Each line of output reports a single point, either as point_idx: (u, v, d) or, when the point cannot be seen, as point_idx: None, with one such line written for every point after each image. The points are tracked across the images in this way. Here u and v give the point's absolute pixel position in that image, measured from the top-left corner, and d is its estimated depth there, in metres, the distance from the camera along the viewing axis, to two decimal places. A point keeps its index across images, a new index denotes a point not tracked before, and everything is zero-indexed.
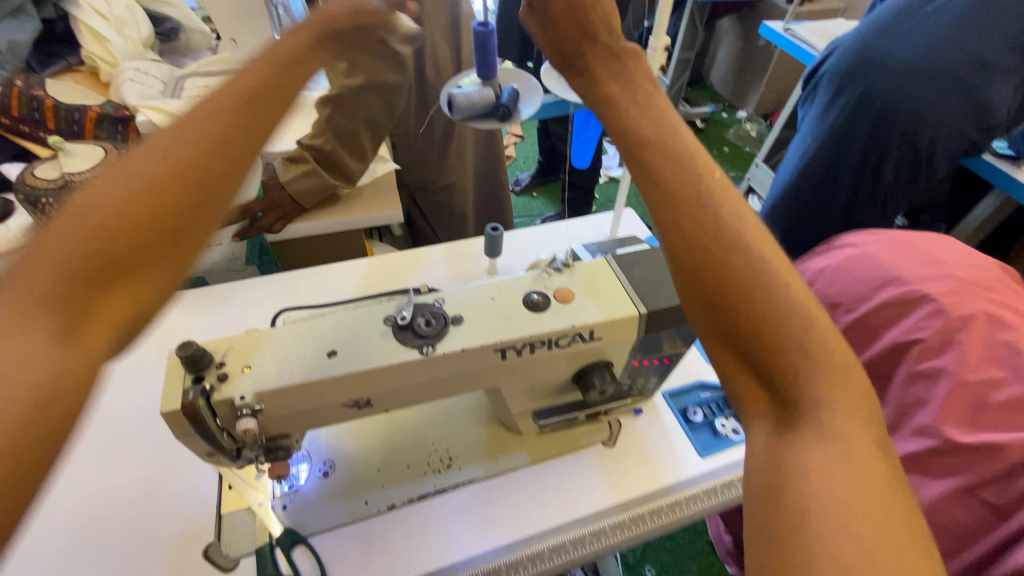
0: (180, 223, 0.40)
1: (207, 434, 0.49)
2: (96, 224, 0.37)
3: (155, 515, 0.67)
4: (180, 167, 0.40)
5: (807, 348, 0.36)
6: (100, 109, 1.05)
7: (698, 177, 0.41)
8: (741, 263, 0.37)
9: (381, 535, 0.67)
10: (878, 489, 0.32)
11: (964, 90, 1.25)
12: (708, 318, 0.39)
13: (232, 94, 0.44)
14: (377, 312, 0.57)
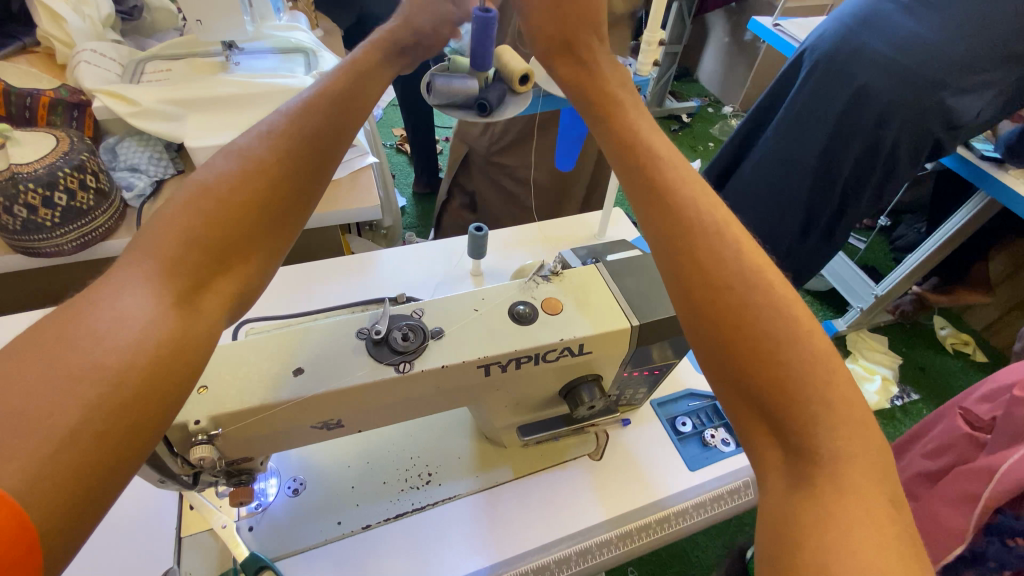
0: (274, 220, 0.41)
1: (156, 462, 0.44)
2: (211, 211, 0.38)
3: (109, 538, 0.62)
4: (284, 166, 0.42)
5: (830, 403, 0.34)
6: (56, 93, 0.97)
7: (707, 217, 0.40)
8: (753, 307, 0.36)
9: (353, 558, 0.63)
10: (897, 553, 0.29)
11: (933, 95, 1.14)
12: (716, 356, 0.37)
13: (308, 115, 0.46)
14: (350, 325, 0.52)
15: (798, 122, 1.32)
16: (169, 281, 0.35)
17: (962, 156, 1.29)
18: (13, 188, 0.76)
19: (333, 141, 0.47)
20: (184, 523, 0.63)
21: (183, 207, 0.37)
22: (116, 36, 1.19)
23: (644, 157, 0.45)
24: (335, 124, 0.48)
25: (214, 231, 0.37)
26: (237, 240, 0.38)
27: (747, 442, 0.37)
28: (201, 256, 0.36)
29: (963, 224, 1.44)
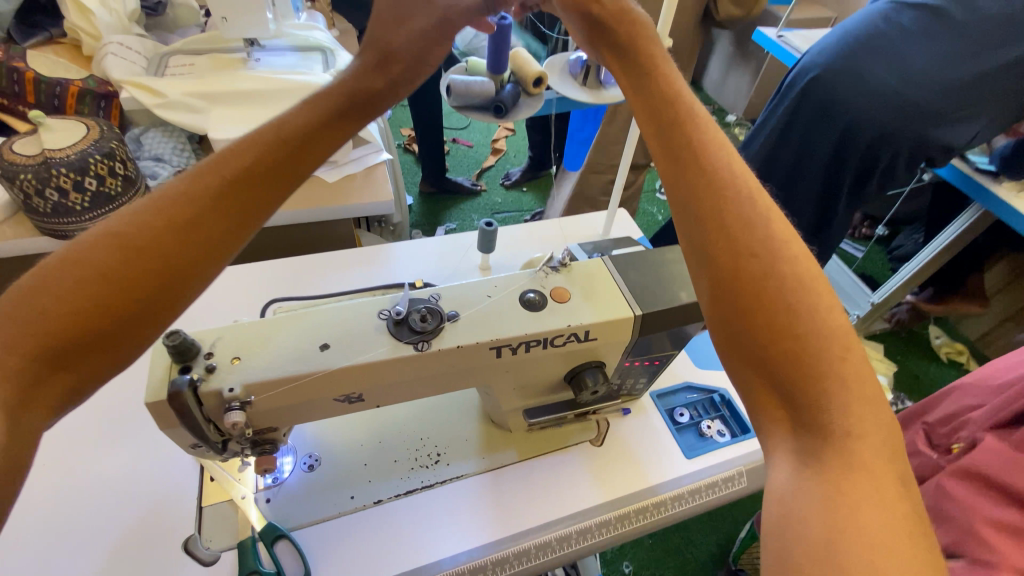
0: (190, 264, 0.43)
1: (192, 426, 0.48)
2: (67, 304, 0.38)
3: (132, 506, 0.65)
4: (169, 252, 0.41)
5: (843, 375, 0.37)
6: (83, 82, 1.02)
7: (744, 198, 0.43)
8: (776, 284, 0.39)
9: (365, 530, 0.66)
10: (887, 522, 0.33)
11: (921, 126, 1.18)
12: (735, 328, 0.40)
13: (256, 151, 0.48)
14: (373, 306, 0.56)
15: (788, 133, 1.32)
16: (7, 386, 0.37)
17: (958, 169, 1.32)
18: (47, 172, 0.80)
19: (247, 214, 0.46)
20: (204, 493, 0.66)
21: (26, 301, 0.38)
22: (140, 30, 1.22)
23: (682, 138, 0.46)
24: (253, 195, 0.46)
25: (64, 332, 0.38)
26: (98, 337, 0.39)
27: (756, 409, 0.40)
28: (40, 356, 0.38)
29: (959, 234, 1.47)
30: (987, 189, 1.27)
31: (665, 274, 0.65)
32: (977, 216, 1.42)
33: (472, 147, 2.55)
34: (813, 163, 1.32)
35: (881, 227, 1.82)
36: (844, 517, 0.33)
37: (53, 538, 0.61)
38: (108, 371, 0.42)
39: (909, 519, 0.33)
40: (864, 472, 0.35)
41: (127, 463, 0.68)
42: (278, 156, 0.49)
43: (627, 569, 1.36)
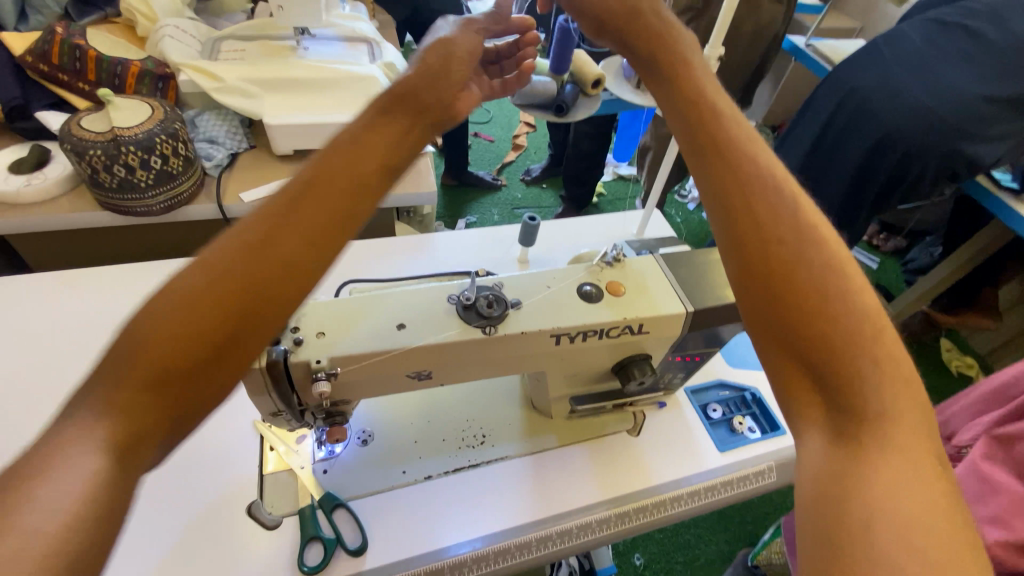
0: (281, 297, 0.39)
1: (280, 393, 0.51)
2: (161, 331, 0.36)
3: (195, 470, 0.68)
4: (250, 276, 0.38)
5: (874, 357, 0.39)
6: (143, 63, 1.06)
7: (780, 191, 0.45)
8: (807, 270, 0.41)
9: (417, 503, 0.69)
10: (928, 504, 0.34)
11: (951, 141, 1.19)
12: (769, 315, 0.42)
13: (333, 154, 0.43)
14: (442, 291, 0.59)
15: (823, 147, 1.36)
16: (115, 412, 0.34)
17: (983, 185, 1.34)
18: (117, 148, 0.83)
19: (329, 239, 0.41)
20: (265, 462, 0.69)
21: (127, 336, 0.36)
22: (191, 13, 1.25)
23: (714, 138, 0.49)
24: (334, 201, 0.41)
25: (161, 361, 0.35)
26: (188, 370, 0.36)
27: (786, 396, 0.42)
28: (139, 385, 0.35)
29: (980, 249, 1.49)
30: (1012, 206, 1.29)
31: (712, 274, 0.68)
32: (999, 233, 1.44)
33: (494, 142, 2.57)
34: (840, 173, 1.34)
35: None
36: (875, 485, 0.35)
37: None
38: (210, 403, 0.39)
39: (951, 490, 0.35)
40: (897, 450, 0.37)
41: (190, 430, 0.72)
42: (368, 166, 0.44)
43: (638, 560, 1.40)
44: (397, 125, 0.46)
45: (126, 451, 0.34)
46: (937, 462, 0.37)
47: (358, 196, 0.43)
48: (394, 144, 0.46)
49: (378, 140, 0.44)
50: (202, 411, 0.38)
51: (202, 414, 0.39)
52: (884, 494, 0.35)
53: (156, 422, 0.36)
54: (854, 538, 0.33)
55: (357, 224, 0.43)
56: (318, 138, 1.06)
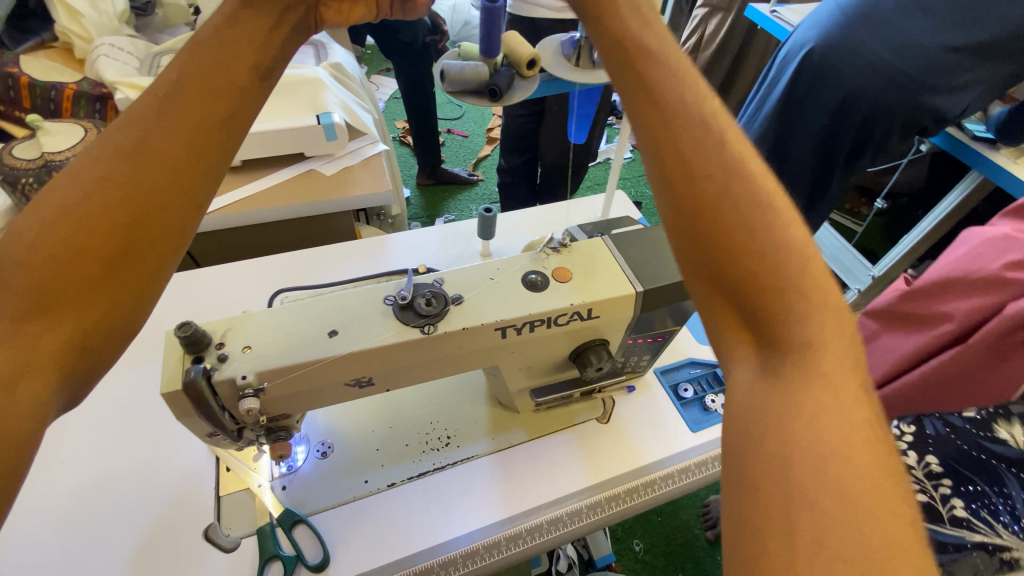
0: (145, 224, 0.39)
1: (208, 414, 0.49)
2: (40, 251, 0.37)
3: (150, 497, 0.66)
4: (130, 180, 0.39)
5: (808, 285, 0.36)
6: (79, 85, 1.03)
7: (706, 126, 0.41)
8: (734, 209, 0.38)
9: (381, 511, 0.67)
10: (857, 453, 0.31)
11: (916, 96, 1.17)
12: (699, 263, 0.39)
13: (181, 77, 0.42)
14: (378, 292, 0.57)
15: (785, 112, 1.32)
16: (5, 343, 0.36)
17: (955, 138, 1.32)
18: (48, 174, 0.81)
19: (211, 139, 0.43)
20: (222, 483, 0.67)
21: (3, 260, 0.37)
22: (131, 31, 1.23)
23: (640, 65, 0.44)
24: (207, 98, 0.42)
25: (46, 279, 0.36)
26: (75, 286, 0.37)
27: (724, 340, 0.39)
28: (26, 310, 0.36)
29: (958, 203, 1.47)
30: (991, 159, 1.25)
31: (664, 251, 0.65)
32: (976, 184, 1.41)
33: (468, 137, 2.53)
34: (809, 140, 1.32)
35: (879, 200, 1.82)
36: (798, 428, 0.32)
37: (73, 524, 0.63)
38: (112, 329, 0.39)
39: (874, 434, 0.32)
40: (826, 390, 0.34)
41: (142, 453, 0.70)
42: (243, 68, 0.44)
43: (638, 547, 1.39)
44: (255, 51, 0.45)
45: (17, 386, 0.36)
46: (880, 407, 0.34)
47: (228, 121, 0.44)
48: (264, 69, 0.46)
49: (243, 37, 0.45)
50: (106, 341, 0.39)
51: (104, 344, 0.39)
52: (808, 443, 0.31)
53: (59, 351, 0.37)
54: (772, 488, 0.30)
55: (241, 124, 0.45)
56: (265, 147, 1.03)
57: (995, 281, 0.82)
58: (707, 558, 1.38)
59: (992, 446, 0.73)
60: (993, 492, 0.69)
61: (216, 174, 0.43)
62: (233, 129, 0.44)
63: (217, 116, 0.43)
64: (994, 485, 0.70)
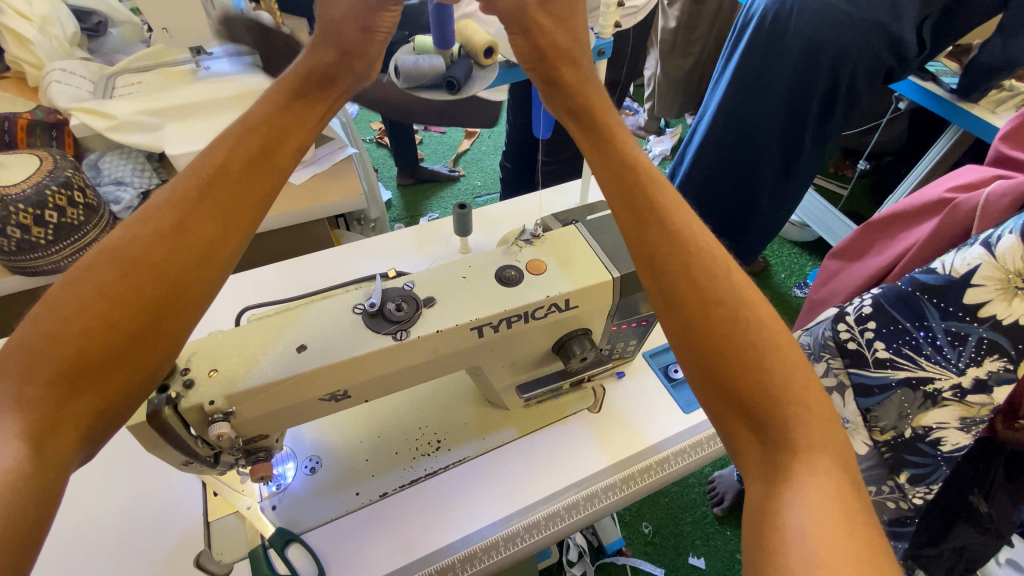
0: (178, 295, 0.40)
1: (178, 443, 0.48)
2: (74, 322, 0.36)
3: (137, 531, 0.64)
4: (171, 256, 0.39)
5: (774, 341, 0.41)
6: (32, 114, 1.00)
7: (678, 222, 0.46)
8: (719, 299, 0.42)
9: (377, 523, 0.66)
10: (840, 508, 0.35)
11: (878, 30, 1.05)
12: (692, 350, 0.42)
13: (222, 165, 0.44)
14: (345, 301, 0.55)
15: (744, 84, 1.20)
16: (26, 410, 0.34)
17: (928, 87, 1.28)
18: (4, 210, 0.78)
19: (246, 216, 0.44)
20: (210, 509, 0.66)
21: (30, 333, 0.36)
22: (83, 54, 1.19)
23: (620, 170, 0.49)
24: (250, 180, 0.44)
25: (81, 350, 0.36)
26: (104, 357, 0.37)
27: (703, 395, 0.43)
28: (53, 382, 0.35)
29: (940, 157, 1.46)
30: (964, 110, 1.22)
31: None
32: (956, 137, 1.40)
33: (446, 133, 2.50)
34: (775, 108, 1.19)
35: (862, 161, 1.81)
36: (790, 492, 0.37)
37: (57, 560, 0.62)
38: (134, 390, 0.39)
39: (845, 485, 0.37)
40: (810, 453, 0.38)
41: (126, 485, 0.68)
42: (287, 152, 0.48)
43: (646, 529, 1.39)
44: (295, 136, 0.49)
45: (42, 448, 0.34)
46: (836, 438, 0.40)
47: (265, 200, 0.46)
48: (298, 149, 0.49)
49: (293, 125, 0.49)
50: (125, 404, 0.39)
51: (126, 407, 0.39)
52: (801, 499, 0.36)
53: (83, 417, 0.36)
54: (781, 549, 0.34)
55: (275, 199, 0.47)
56: None
57: (943, 201, 0.82)
58: (716, 534, 1.38)
59: (921, 278, 0.71)
60: (915, 329, 0.72)
61: (247, 244, 0.45)
62: (266, 209, 0.46)
63: (258, 196, 0.45)
64: (915, 321, 0.72)
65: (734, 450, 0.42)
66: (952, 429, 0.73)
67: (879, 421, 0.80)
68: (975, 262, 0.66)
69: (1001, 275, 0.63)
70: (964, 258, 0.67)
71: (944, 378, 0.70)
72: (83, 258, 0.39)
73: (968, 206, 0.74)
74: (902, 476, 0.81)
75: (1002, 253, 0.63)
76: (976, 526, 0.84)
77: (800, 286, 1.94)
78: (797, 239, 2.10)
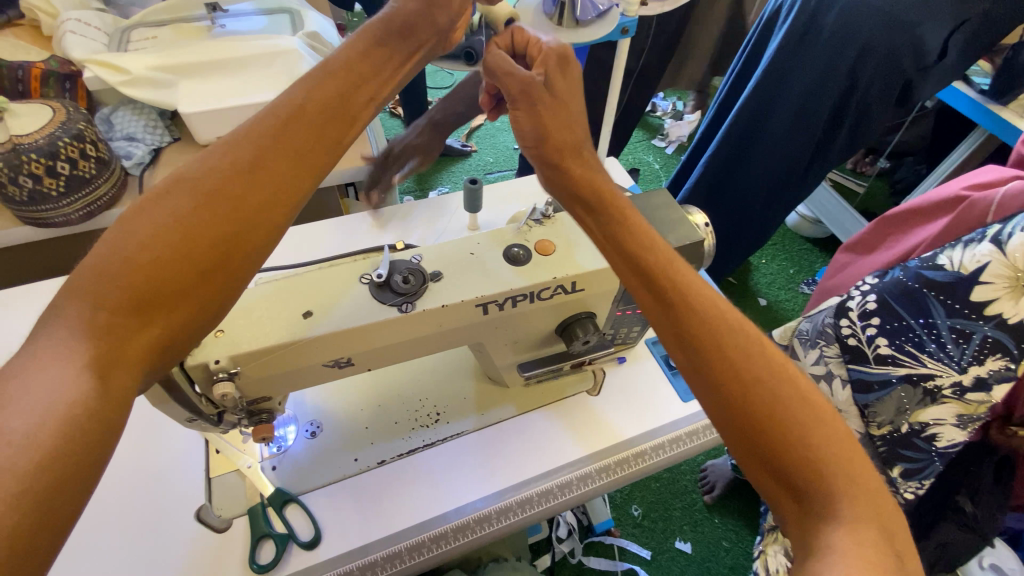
0: (250, 231, 0.39)
1: (184, 399, 0.49)
2: (148, 252, 0.36)
3: (143, 481, 0.66)
4: (250, 191, 0.39)
5: (814, 414, 0.39)
6: (46, 64, 0.99)
7: (694, 296, 0.43)
8: (752, 375, 0.40)
9: (374, 487, 0.68)
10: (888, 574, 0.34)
11: (900, 27, 0.99)
12: (736, 433, 0.40)
13: (302, 101, 0.43)
14: (352, 271, 0.55)
15: (769, 72, 1.16)
16: (93, 338, 0.34)
17: (957, 86, 1.25)
18: (17, 158, 0.78)
19: (317, 158, 0.43)
20: (212, 465, 0.67)
21: (105, 256, 0.35)
22: (96, 4, 1.17)
23: (625, 245, 0.47)
24: (331, 125, 0.43)
25: (149, 280, 0.35)
26: (173, 289, 0.36)
27: (746, 469, 0.41)
28: (122, 310, 0.35)
29: (963, 159, 1.42)
30: (993, 111, 1.19)
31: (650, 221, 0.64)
32: (981, 140, 1.37)
33: None
34: (793, 95, 1.13)
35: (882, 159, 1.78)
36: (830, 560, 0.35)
37: None
38: (197, 327, 0.39)
39: (882, 541, 0.36)
40: (850, 516, 0.37)
41: (136, 434, 0.71)
42: (364, 94, 0.46)
43: (636, 511, 1.41)
44: (375, 80, 0.46)
45: (109, 378, 0.34)
46: (879, 499, 0.38)
47: (339, 143, 0.44)
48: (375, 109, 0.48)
49: (368, 72, 0.46)
50: (185, 340, 0.39)
51: (187, 342, 0.39)
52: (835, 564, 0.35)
53: (148, 348, 0.36)
54: None
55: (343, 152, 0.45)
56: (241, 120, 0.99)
57: (959, 196, 0.81)
58: (705, 520, 1.40)
59: (928, 274, 0.71)
60: (918, 326, 0.71)
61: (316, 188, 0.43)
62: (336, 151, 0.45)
63: (332, 141, 0.43)
64: (920, 318, 0.71)
65: (782, 523, 0.40)
66: (948, 425, 0.73)
67: (877, 415, 0.79)
68: (985, 260, 0.65)
69: (1010, 274, 0.63)
70: (973, 255, 0.66)
71: (945, 375, 0.70)
72: (158, 183, 0.38)
73: (983, 204, 0.73)
74: (895, 470, 0.80)
75: (1013, 250, 0.63)
76: (960, 524, 0.86)
77: (808, 283, 1.93)
78: (809, 235, 2.07)
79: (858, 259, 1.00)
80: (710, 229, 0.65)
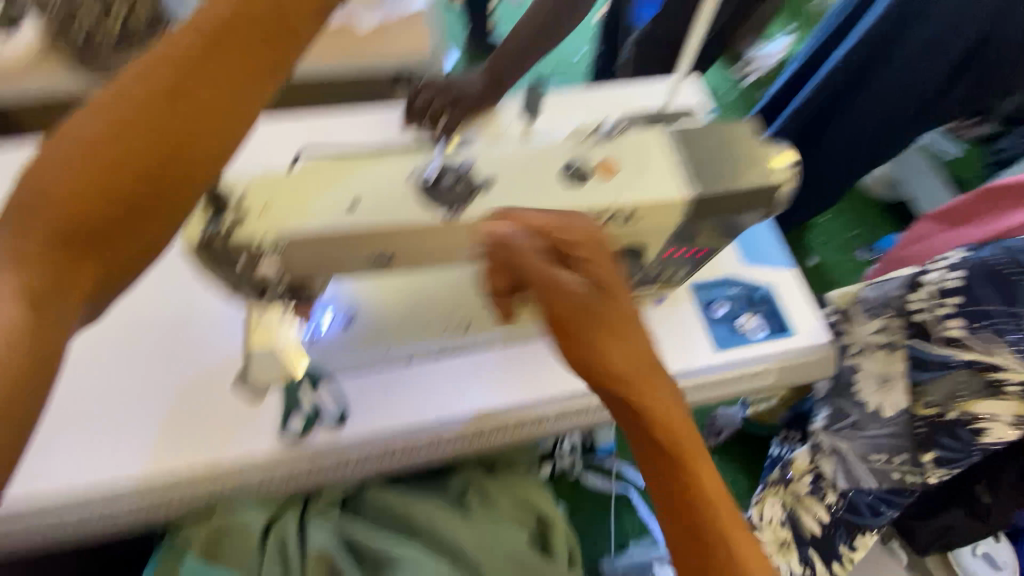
0: (186, 136, 0.36)
1: (229, 271, 0.49)
2: (75, 162, 0.35)
3: (187, 342, 0.71)
4: (182, 92, 0.36)
5: (727, 524, 0.45)
6: None
7: (660, 405, 0.46)
8: (691, 480, 0.46)
9: (401, 381, 0.71)
10: None
11: None
12: (670, 511, 0.47)
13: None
14: (402, 166, 0.53)
15: None
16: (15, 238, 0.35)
17: None
18: None
19: (259, 54, 0.38)
20: (245, 339, 0.69)
21: (44, 168, 0.35)
22: None
23: (610, 356, 0.45)
24: (276, 20, 0.39)
25: (76, 192, 0.35)
26: (99, 202, 0.35)
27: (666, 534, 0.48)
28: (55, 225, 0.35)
29: None
30: None
31: (727, 155, 0.58)
32: None
33: None
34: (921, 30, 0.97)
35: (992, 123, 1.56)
36: None
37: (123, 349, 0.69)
38: (151, 240, 0.38)
39: None
40: None
41: (186, 298, 0.74)
42: None
43: None
44: None
45: (59, 284, 0.35)
46: None
47: (289, 39, 0.39)
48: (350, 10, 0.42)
49: None
50: (138, 260, 0.38)
51: (143, 261, 0.38)
52: None
53: (67, 251, 0.35)
54: None
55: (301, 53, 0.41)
56: None
57: None
58: None
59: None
60: (1004, 313, 0.66)
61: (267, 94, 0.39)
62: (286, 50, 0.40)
63: (270, 35, 0.38)
64: (1008, 305, 0.66)
65: None
66: (1000, 422, 0.73)
67: (926, 393, 0.77)
68: None
69: None
70: None
71: (1016, 370, 0.68)
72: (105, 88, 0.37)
73: None
74: (928, 454, 0.80)
75: None
76: (970, 513, 0.86)
77: (866, 248, 1.80)
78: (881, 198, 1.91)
79: (945, 229, 0.91)
80: (795, 173, 0.58)
